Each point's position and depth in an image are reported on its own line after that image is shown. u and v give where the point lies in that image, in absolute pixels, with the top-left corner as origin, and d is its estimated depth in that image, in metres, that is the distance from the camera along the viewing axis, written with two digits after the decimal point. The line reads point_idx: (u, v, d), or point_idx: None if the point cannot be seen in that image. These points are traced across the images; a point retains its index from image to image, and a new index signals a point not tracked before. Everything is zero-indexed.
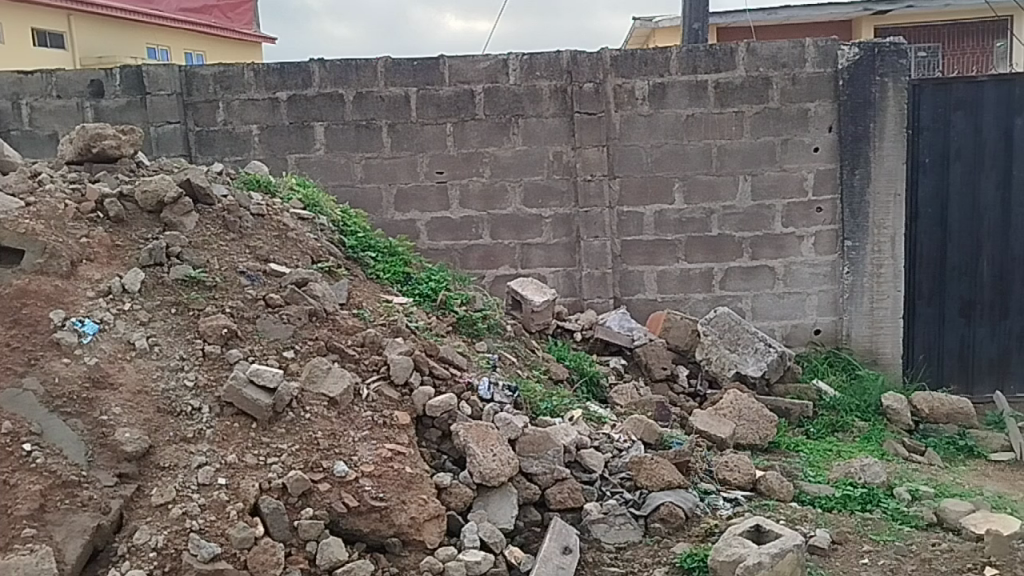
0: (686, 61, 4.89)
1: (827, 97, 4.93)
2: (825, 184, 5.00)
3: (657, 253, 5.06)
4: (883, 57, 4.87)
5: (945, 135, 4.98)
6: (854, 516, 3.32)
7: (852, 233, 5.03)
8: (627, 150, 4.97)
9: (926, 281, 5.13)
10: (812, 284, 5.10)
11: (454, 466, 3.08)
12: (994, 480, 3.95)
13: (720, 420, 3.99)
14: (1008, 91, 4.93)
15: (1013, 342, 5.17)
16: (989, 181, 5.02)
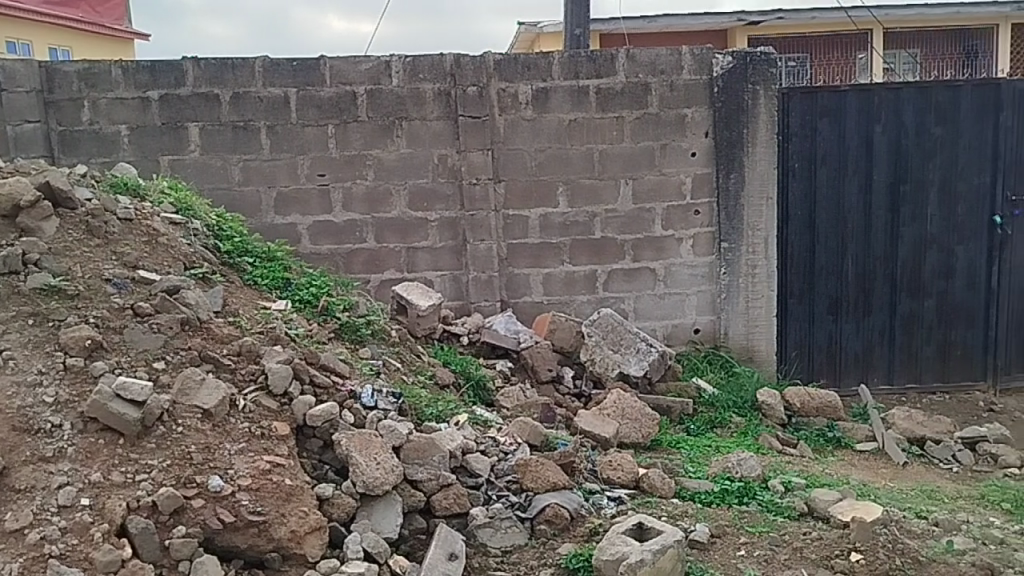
0: (568, 66, 4.95)
1: (703, 103, 5.10)
2: (702, 188, 5.17)
3: (542, 256, 5.10)
4: (754, 65, 5.07)
5: (812, 141, 5.22)
6: (732, 509, 3.43)
7: (728, 235, 5.21)
8: (511, 154, 4.99)
9: (796, 281, 5.37)
10: (690, 284, 5.25)
11: (336, 476, 3.01)
12: (860, 469, 4.16)
13: (604, 420, 4.05)
14: (868, 100, 5.21)
15: (876, 337, 5.46)
16: (853, 185, 5.29)
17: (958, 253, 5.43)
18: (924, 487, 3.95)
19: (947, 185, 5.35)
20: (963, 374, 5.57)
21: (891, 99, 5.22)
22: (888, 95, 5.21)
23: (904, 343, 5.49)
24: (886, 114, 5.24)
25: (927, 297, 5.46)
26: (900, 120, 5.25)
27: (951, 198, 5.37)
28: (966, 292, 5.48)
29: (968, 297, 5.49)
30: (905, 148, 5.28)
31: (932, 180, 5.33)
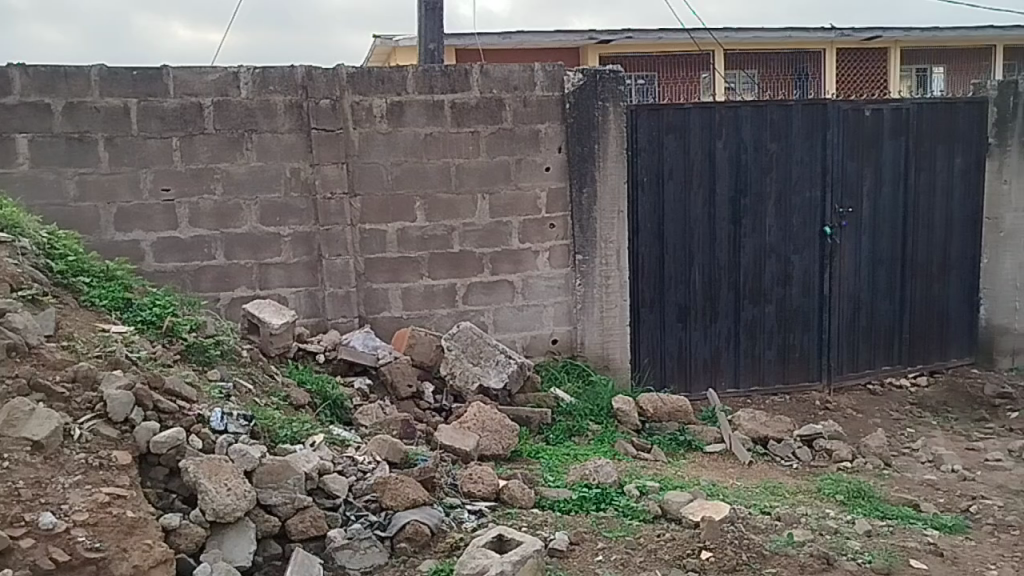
0: (423, 81, 4.96)
1: (556, 119, 5.23)
2: (557, 202, 5.28)
3: (400, 270, 5.06)
4: (604, 82, 5.23)
5: (660, 157, 5.44)
6: (590, 516, 3.50)
7: (582, 247, 5.35)
8: (366, 168, 4.94)
9: (648, 290, 5.55)
10: (548, 296, 5.35)
11: (185, 505, 2.87)
12: (709, 470, 4.34)
13: (464, 433, 4.05)
14: (710, 117, 5.48)
15: (722, 342, 5.73)
16: (698, 198, 5.54)
17: (794, 262, 5.79)
18: (768, 484, 4.17)
19: (783, 198, 5.69)
20: (801, 375, 5.93)
21: (730, 116, 5.51)
22: (727, 112, 5.50)
23: (747, 348, 5.79)
24: (726, 131, 5.52)
25: (767, 303, 5.78)
26: (739, 137, 5.55)
27: (786, 211, 5.72)
28: (801, 298, 5.84)
29: (803, 303, 5.85)
30: (744, 163, 5.58)
31: (770, 193, 5.66)
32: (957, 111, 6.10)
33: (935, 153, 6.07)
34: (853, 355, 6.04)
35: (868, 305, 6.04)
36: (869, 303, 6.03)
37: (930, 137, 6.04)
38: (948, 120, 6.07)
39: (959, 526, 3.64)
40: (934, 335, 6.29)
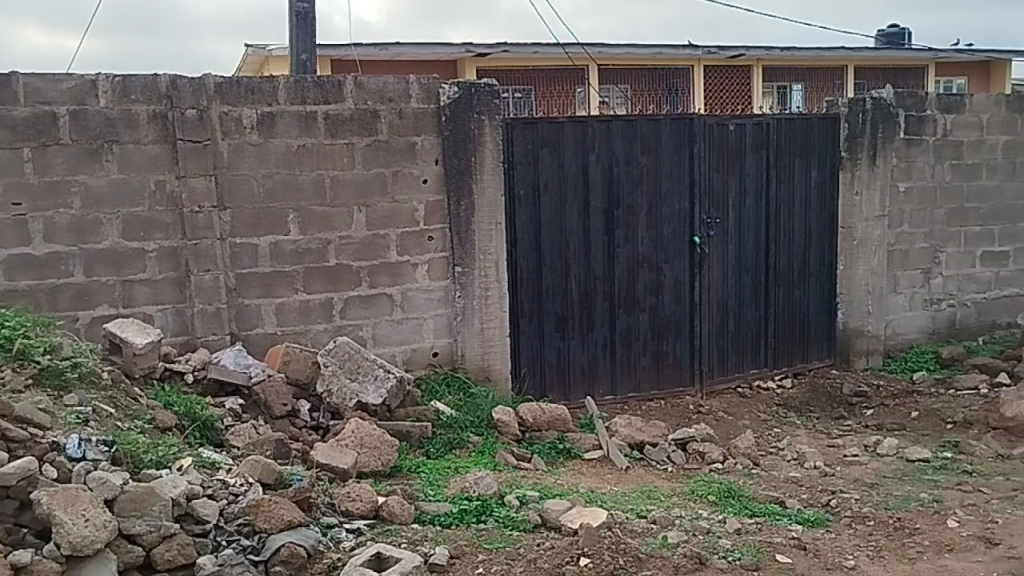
0: (294, 92, 4.86)
1: (431, 131, 5.22)
2: (435, 214, 5.28)
3: (274, 285, 4.92)
4: (478, 96, 5.26)
5: (535, 169, 5.51)
6: (470, 528, 3.49)
7: (461, 259, 5.35)
8: (237, 180, 4.79)
9: (526, 301, 5.61)
10: (427, 308, 5.32)
11: (37, 540, 2.71)
12: (587, 477, 4.42)
13: (341, 451, 3.97)
14: (583, 130, 5.59)
15: (599, 350, 5.85)
16: (572, 210, 5.64)
17: (665, 271, 5.97)
18: (644, 488, 4.27)
19: (653, 210, 5.87)
20: (674, 381, 6.11)
21: (602, 130, 5.65)
22: (599, 126, 5.63)
23: (623, 355, 5.93)
24: (599, 144, 5.65)
25: (641, 312, 5.94)
26: (611, 150, 5.69)
27: (657, 221, 5.90)
28: (673, 306, 6.04)
29: (675, 311, 6.04)
30: (617, 175, 5.73)
31: (641, 205, 5.83)
32: (812, 126, 6.45)
33: (793, 166, 6.40)
34: (722, 360, 6.28)
35: (735, 312, 6.30)
36: (736, 310, 6.29)
37: (788, 151, 6.36)
38: (803, 135, 6.42)
39: (820, 520, 3.83)
40: (796, 338, 6.61)
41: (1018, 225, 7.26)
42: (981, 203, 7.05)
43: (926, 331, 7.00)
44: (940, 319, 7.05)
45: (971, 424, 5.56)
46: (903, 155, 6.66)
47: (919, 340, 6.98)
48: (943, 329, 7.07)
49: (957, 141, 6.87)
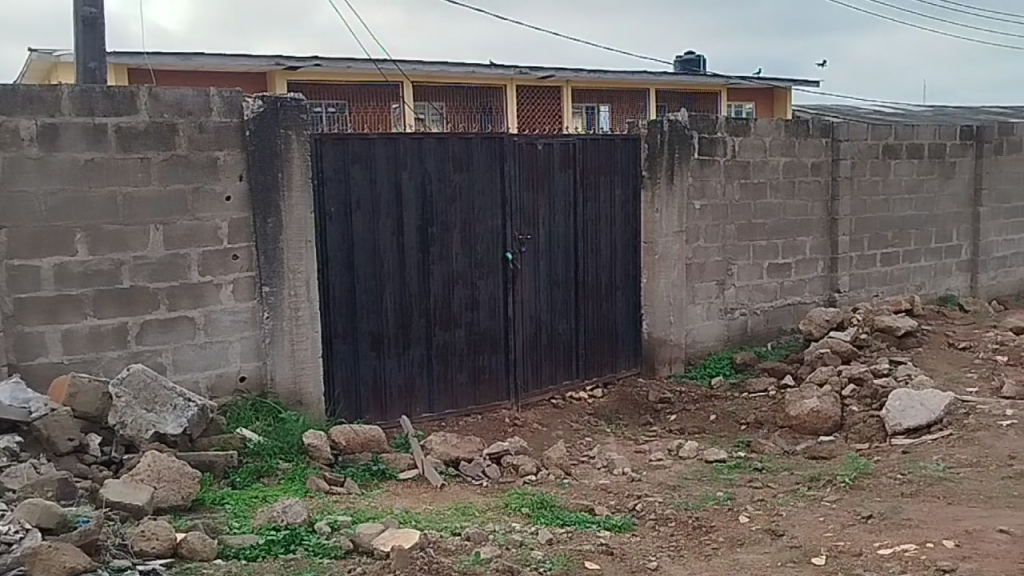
0: (81, 102, 4.52)
1: (235, 147, 5.02)
2: (240, 233, 5.07)
3: (59, 310, 4.54)
4: (285, 110, 5.11)
5: (346, 186, 5.42)
6: (278, 560, 3.36)
7: (269, 279, 5.16)
8: (14, 197, 4.39)
9: (340, 321, 5.49)
10: (233, 331, 5.09)
11: None
12: (403, 498, 4.37)
13: (136, 486, 3.71)
14: (395, 148, 5.55)
15: (416, 368, 5.82)
16: (386, 227, 5.59)
17: (479, 287, 6.04)
18: (458, 505, 4.28)
19: (467, 227, 5.93)
20: (491, 395, 6.18)
21: (415, 148, 5.64)
22: (412, 144, 5.62)
23: (440, 373, 5.93)
24: (411, 161, 5.64)
25: (456, 328, 5.97)
26: (423, 167, 5.69)
27: (471, 238, 5.96)
28: (488, 321, 6.11)
29: (490, 326, 6.12)
30: (429, 193, 5.74)
31: (454, 222, 5.87)
32: (615, 147, 6.76)
33: (599, 184, 6.68)
34: (536, 373, 6.42)
35: (548, 325, 6.46)
36: (548, 323, 6.46)
37: (593, 170, 6.62)
38: (607, 154, 6.71)
39: (626, 524, 3.98)
40: (605, 349, 6.88)
41: (798, 239, 7.93)
42: (766, 219, 7.64)
43: (722, 339, 7.47)
44: (734, 326, 7.55)
45: (761, 424, 5.98)
46: (698, 175, 7.08)
47: (716, 347, 7.44)
48: (736, 336, 7.59)
49: (744, 162, 7.40)
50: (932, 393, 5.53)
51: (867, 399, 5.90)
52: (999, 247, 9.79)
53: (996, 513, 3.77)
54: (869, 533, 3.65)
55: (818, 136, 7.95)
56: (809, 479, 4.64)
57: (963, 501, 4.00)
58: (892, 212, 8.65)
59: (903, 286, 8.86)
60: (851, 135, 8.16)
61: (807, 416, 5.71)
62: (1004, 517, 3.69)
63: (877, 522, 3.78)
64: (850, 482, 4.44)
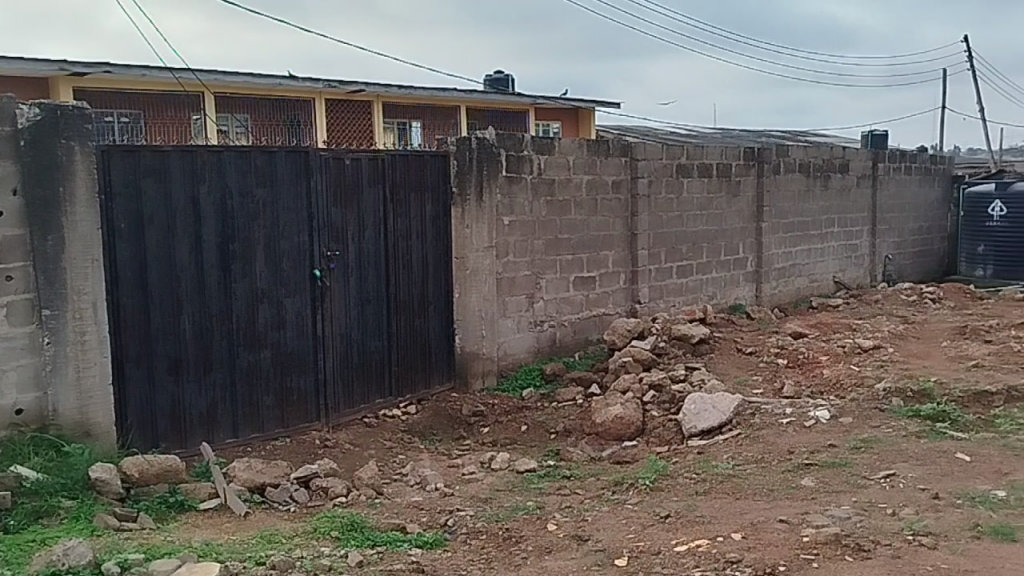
0: None
1: (7, 158, 4.59)
2: (14, 252, 4.63)
3: None
4: (67, 120, 4.74)
5: (137, 202, 5.09)
6: None
7: (49, 301, 4.75)
8: None
9: (132, 345, 5.14)
10: (7, 359, 4.64)
11: None
12: (203, 529, 4.14)
13: None
14: (191, 161, 5.28)
15: (218, 392, 5.54)
16: (183, 245, 5.30)
17: (286, 305, 5.85)
18: (264, 533, 4.11)
19: (271, 244, 5.73)
20: (299, 417, 5.98)
21: (214, 161, 5.39)
22: (210, 157, 5.37)
23: (244, 396, 5.68)
24: (210, 175, 5.38)
25: (262, 349, 5.75)
26: (223, 181, 5.45)
27: (275, 256, 5.77)
28: (295, 341, 5.92)
29: (298, 346, 5.94)
30: (230, 208, 5.50)
31: (258, 238, 5.66)
32: (424, 163, 6.78)
33: (409, 200, 6.67)
34: (347, 392, 6.29)
35: (359, 343, 6.36)
36: (359, 341, 6.36)
37: (403, 185, 6.61)
38: (416, 170, 6.71)
39: (438, 541, 3.98)
40: (418, 365, 6.85)
41: (601, 253, 8.27)
42: (571, 235, 7.92)
43: (532, 351, 7.65)
44: (543, 339, 7.75)
45: (570, 433, 6.17)
46: (506, 192, 7.23)
47: (527, 359, 7.61)
48: (546, 348, 7.79)
49: (550, 179, 7.64)
50: (722, 396, 5.93)
51: (666, 404, 6.24)
52: (779, 259, 10.69)
53: (777, 505, 4.09)
54: (666, 532, 3.85)
55: (618, 155, 8.34)
56: (613, 483, 4.83)
57: (749, 496, 4.30)
58: (685, 227, 9.23)
59: (696, 297, 9.47)
60: (647, 154, 8.64)
61: (611, 423, 5.96)
62: (784, 508, 4.00)
63: (674, 520, 3.99)
64: (650, 484, 4.66)
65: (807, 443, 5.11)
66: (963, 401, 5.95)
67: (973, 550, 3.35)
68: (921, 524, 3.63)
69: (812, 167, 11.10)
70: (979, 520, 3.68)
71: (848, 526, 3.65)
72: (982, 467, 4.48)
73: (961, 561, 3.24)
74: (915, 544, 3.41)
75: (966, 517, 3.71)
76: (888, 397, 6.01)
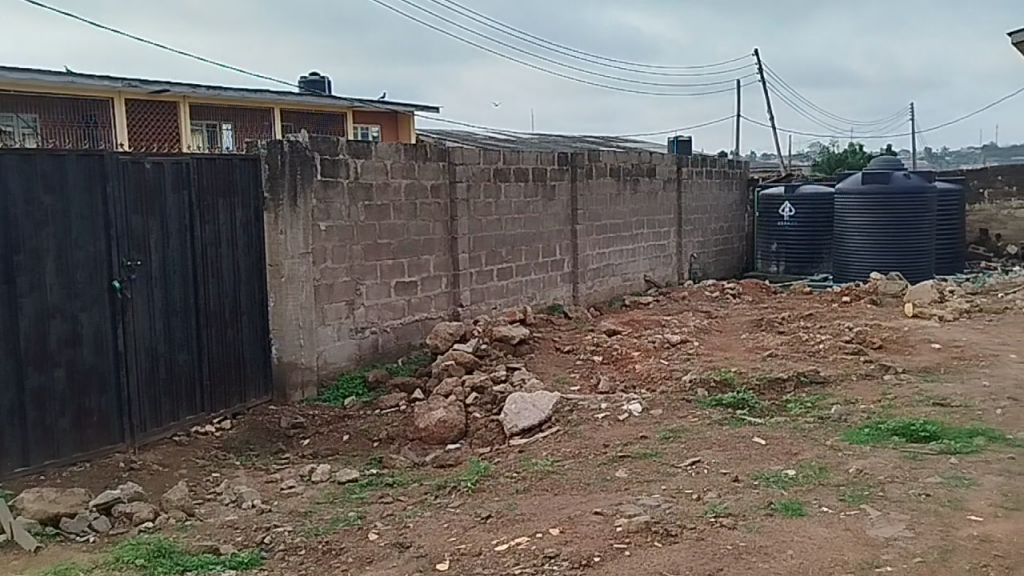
0: None
1: None
2: None
3: None
4: None
5: None
6: None
7: None
8: None
9: None
10: None
11: None
12: None
13: None
14: None
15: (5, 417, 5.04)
16: None
17: (81, 320, 5.43)
18: (59, 567, 3.79)
19: (63, 253, 5.30)
20: (101, 439, 5.57)
21: None
22: None
23: (36, 420, 5.21)
24: None
25: (55, 367, 5.30)
26: (5, 187, 4.97)
27: (67, 267, 5.33)
28: (94, 358, 5.51)
29: (97, 363, 5.52)
30: (14, 216, 5.03)
31: (47, 248, 5.21)
32: (233, 167, 6.50)
33: (217, 206, 6.38)
34: (154, 409, 5.93)
35: (166, 357, 6.01)
36: (166, 355, 6.01)
37: (210, 190, 6.31)
38: (224, 174, 6.43)
39: (254, 560, 3.82)
40: (232, 378, 6.57)
41: (421, 257, 8.25)
42: (390, 239, 7.86)
43: (354, 358, 7.51)
44: (365, 345, 7.63)
45: (393, 440, 6.11)
46: (321, 196, 7.07)
47: (348, 367, 7.46)
48: (368, 355, 7.67)
49: (367, 184, 7.54)
50: (542, 394, 6.07)
51: (488, 405, 6.32)
52: (593, 260, 11.10)
53: (592, 498, 4.23)
54: (487, 532, 3.89)
55: (435, 160, 8.35)
56: (435, 488, 4.82)
57: (567, 491, 4.43)
58: (504, 230, 9.39)
59: (517, 298, 9.66)
60: (465, 159, 8.72)
61: (434, 427, 5.96)
62: (599, 500, 4.14)
63: (494, 521, 4.04)
64: (472, 486, 4.70)
65: (621, 436, 5.33)
66: (759, 388, 6.41)
67: (766, 527, 3.60)
68: (722, 507, 3.87)
69: (623, 172, 11.62)
70: (772, 498, 3.97)
71: (657, 513, 3.83)
72: (776, 449, 4.84)
73: (756, 538, 3.48)
74: (716, 526, 3.63)
75: (762, 497, 4.00)
76: (694, 389, 6.37)
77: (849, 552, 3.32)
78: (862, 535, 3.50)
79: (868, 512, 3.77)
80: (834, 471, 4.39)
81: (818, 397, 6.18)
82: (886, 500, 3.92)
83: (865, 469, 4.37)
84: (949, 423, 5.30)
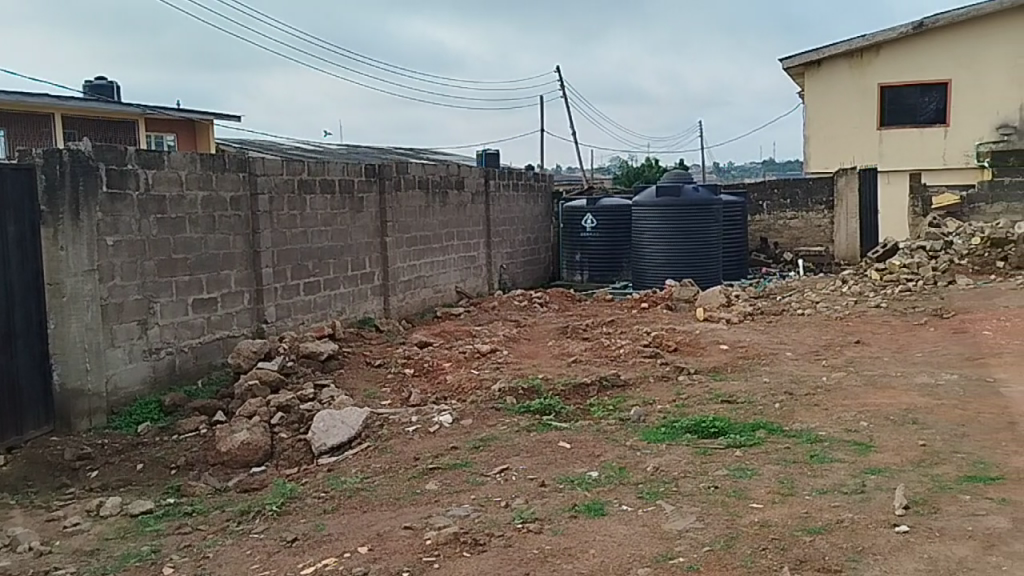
0: None
1: None
2: None
3: None
4: None
5: None
6: None
7: None
8: None
9: None
10: None
11: None
12: None
13: None
14: None
15: None
16: None
17: None
18: None
19: None
20: None
21: None
22: None
23: None
24: None
25: None
26: None
27: None
28: None
29: None
30: None
31: None
32: (3, 178, 5.90)
33: None
34: None
35: None
36: None
37: None
38: None
39: None
40: (6, 409, 5.96)
41: (220, 273, 7.87)
42: (186, 254, 7.45)
43: (148, 381, 7.04)
44: (160, 367, 7.18)
45: (192, 466, 5.78)
46: (107, 209, 6.59)
47: (142, 391, 6.98)
48: (163, 377, 7.22)
49: (159, 196, 7.12)
50: (350, 411, 5.96)
51: (294, 425, 6.13)
52: (404, 272, 11.05)
53: (401, 513, 4.19)
54: (293, 556, 3.75)
55: (234, 170, 8.01)
56: (238, 514, 4.60)
57: (376, 507, 4.36)
58: (310, 243, 9.16)
59: (325, 312, 9.44)
60: (266, 169, 8.43)
61: (237, 451, 5.69)
62: (408, 515, 4.11)
63: (300, 544, 3.90)
64: (278, 510, 4.52)
65: (432, 449, 5.32)
66: (564, 394, 6.62)
67: (570, 528, 3.72)
68: (529, 512, 3.95)
69: (431, 184, 11.67)
70: (576, 501, 4.10)
71: (466, 523, 3.85)
72: (579, 452, 5.01)
73: (561, 540, 3.58)
74: (522, 532, 3.70)
75: (566, 500, 4.12)
76: (503, 397, 6.49)
77: (646, 547, 3.49)
78: (657, 530, 3.69)
79: (663, 507, 3.97)
80: (633, 470, 4.60)
81: (619, 400, 6.47)
82: (679, 494, 4.16)
83: (661, 467, 4.62)
84: (734, 419, 5.71)
